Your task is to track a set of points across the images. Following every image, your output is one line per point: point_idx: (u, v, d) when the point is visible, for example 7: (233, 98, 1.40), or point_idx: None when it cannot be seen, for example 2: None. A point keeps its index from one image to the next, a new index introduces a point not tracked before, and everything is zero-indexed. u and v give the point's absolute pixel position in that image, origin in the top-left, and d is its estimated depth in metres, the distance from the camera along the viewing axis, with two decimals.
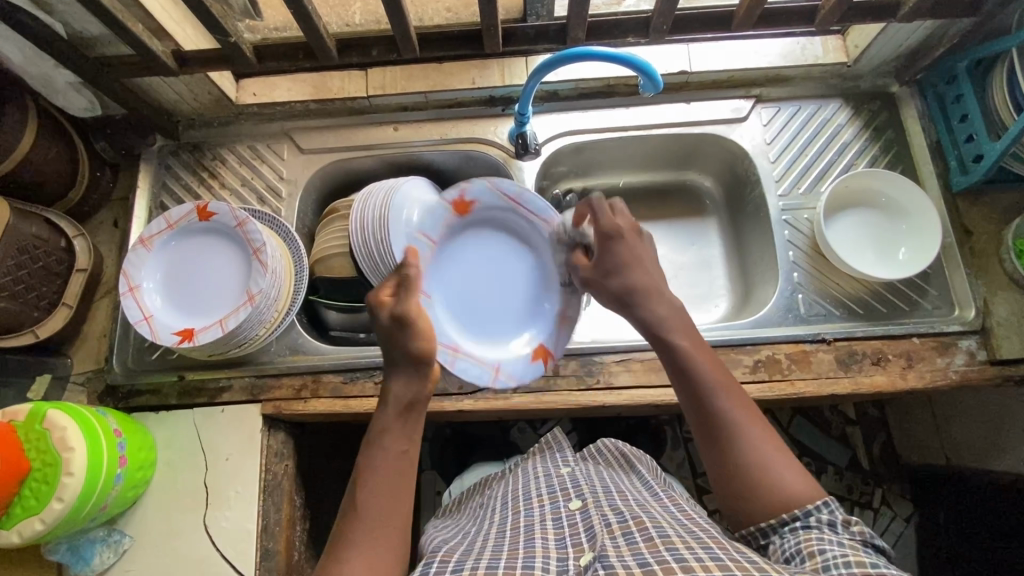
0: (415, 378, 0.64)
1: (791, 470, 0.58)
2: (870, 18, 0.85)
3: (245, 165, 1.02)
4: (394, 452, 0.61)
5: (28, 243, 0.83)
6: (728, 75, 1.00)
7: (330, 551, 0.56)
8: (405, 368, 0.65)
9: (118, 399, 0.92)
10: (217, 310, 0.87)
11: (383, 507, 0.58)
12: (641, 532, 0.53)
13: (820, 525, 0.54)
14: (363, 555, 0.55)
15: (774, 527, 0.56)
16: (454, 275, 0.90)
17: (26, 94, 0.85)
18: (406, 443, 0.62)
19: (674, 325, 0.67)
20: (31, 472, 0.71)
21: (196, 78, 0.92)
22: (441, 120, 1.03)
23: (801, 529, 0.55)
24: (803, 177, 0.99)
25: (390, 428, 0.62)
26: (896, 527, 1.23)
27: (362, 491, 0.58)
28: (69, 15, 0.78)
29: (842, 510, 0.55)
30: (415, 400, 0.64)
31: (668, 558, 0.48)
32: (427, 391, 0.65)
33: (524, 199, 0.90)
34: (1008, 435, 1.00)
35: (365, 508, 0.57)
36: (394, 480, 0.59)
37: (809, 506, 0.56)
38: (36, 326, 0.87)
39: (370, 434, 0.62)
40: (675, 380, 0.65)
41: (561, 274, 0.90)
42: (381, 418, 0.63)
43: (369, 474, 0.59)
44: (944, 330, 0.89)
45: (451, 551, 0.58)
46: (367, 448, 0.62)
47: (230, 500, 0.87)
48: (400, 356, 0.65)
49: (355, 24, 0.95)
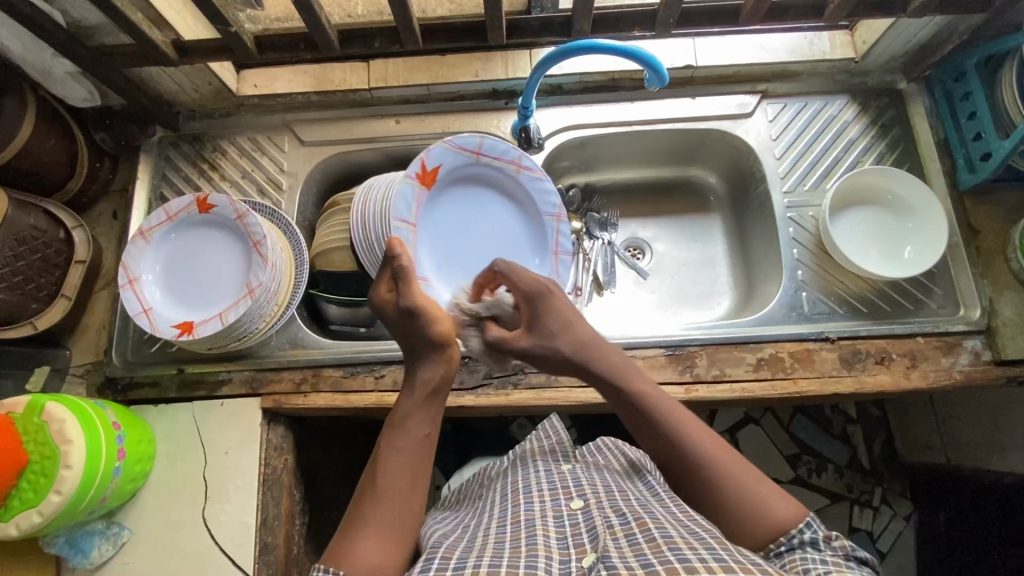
0: (439, 361, 0.64)
1: (777, 496, 0.57)
2: (880, 13, 0.84)
3: (245, 157, 1.01)
4: (418, 435, 0.60)
5: (27, 234, 0.82)
6: (734, 69, 0.99)
7: (343, 529, 0.55)
8: (429, 350, 0.64)
9: (117, 392, 0.91)
10: (217, 303, 0.86)
11: (399, 493, 0.56)
12: (644, 532, 0.53)
13: (802, 545, 0.53)
14: (376, 537, 0.54)
15: (768, 558, 0.54)
16: (435, 241, 0.90)
17: (25, 84, 0.84)
18: (429, 427, 0.61)
19: (631, 374, 0.64)
20: (30, 464, 0.71)
21: (197, 69, 0.92)
22: (443, 113, 1.02)
23: (787, 553, 0.53)
24: (809, 173, 0.98)
25: (413, 412, 0.61)
26: (896, 526, 1.23)
27: (382, 471, 0.57)
28: (68, 4, 0.77)
29: (824, 527, 0.55)
30: (440, 385, 0.64)
31: (671, 558, 0.48)
32: (450, 375, 0.65)
33: (486, 148, 0.89)
34: (1007, 436, 1.00)
35: (382, 491, 0.56)
36: (413, 465, 0.58)
37: (792, 530, 0.54)
38: (34, 317, 0.87)
39: (393, 416, 0.61)
40: (644, 438, 0.61)
41: (551, 210, 0.93)
42: (406, 399, 0.62)
43: (389, 456, 0.58)
44: (949, 329, 0.89)
45: (451, 546, 0.57)
46: (389, 429, 0.61)
47: (229, 493, 0.87)
48: (422, 340, 0.65)
49: (357, 15, 0.94)
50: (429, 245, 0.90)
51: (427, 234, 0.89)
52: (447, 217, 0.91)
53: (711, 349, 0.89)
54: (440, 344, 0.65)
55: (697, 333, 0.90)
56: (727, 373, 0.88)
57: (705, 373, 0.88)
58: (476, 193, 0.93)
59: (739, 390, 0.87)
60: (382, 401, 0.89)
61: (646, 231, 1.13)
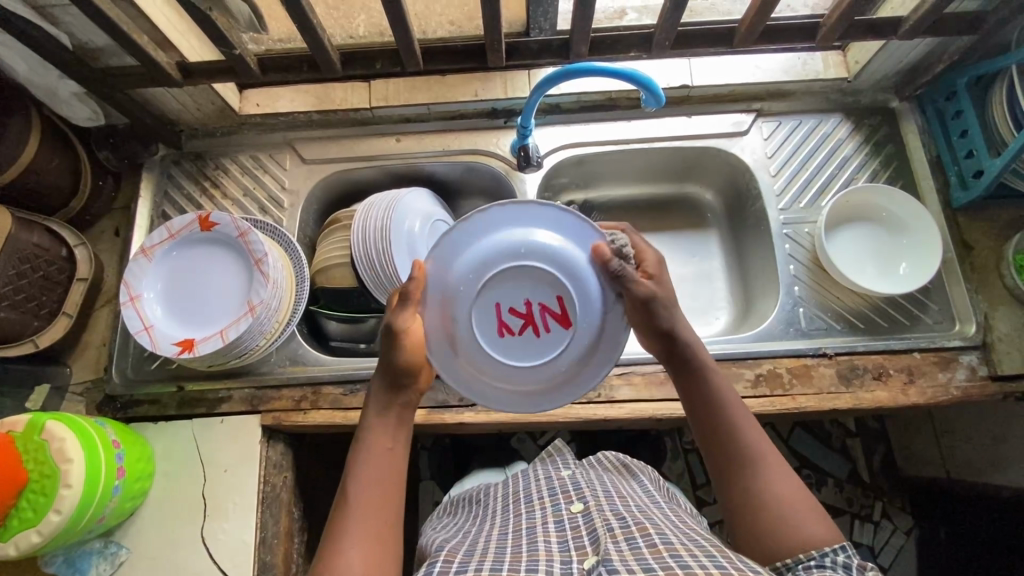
0: (394, 380, 0.64)
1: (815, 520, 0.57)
2: (870, 36, 0.86)
3: (248, 175, 1.02)
4: (382, 448, 0.61)
5: (29, 253, 0.82)
6: (729, 89, 1.01)
7: (327, 537, 0.56)
8: (385, 375, 0.64)
9: (117, 409, 0.91)
10: (217, 322, 0.87)
11: (371, 506, 0.58)
12: (644, 537, 0.53)
13: (835, 566, 0.52)
14: (359, 542, 0.55)
15: (789, 565, 0.54)
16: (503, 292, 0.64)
17: (30, 103, 0.85)
18: (391, 441, 0.63)
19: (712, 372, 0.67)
20: (28, 484, 0.70)
21: (200, 89, 0.93)
22: (444, 131, 1.03)
23: (815, 568, 0.52)
24: (804, 191, 1.00)
25: (373, 427, 0.63)
26: (897, 540, 1.23)
27: (351, 487, 0.59)
28: (74, 26, 0.79)
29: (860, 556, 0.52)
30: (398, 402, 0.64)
31: (673, 564, 0.47)
32: (408, 389, 0.65)
33: None
34: (1007, 449, 1.00)
35: (356, 494, 0.58)
36: (381, 474, 0.60)
37: (825, 548, 0.53)
38: (36, 335, 0.87)
39: (356, 434, 0.63)
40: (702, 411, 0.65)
41: None
42: (367, 414, 0.64)
43: (359, 469, 0.60)
44: (945, 344, 0.90)
45: (454, 551, 0.57)
46: (355, 446, 0.62)
47: (228, 511, 0.86)
48: (385, 363, 0.64)
49: (359, 36, 0.96)
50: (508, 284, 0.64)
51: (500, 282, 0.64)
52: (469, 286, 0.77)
53: None
54: (406, 369, 0.64)
55: None
56: None
57: None
58: None
59: None
60: None
61: None
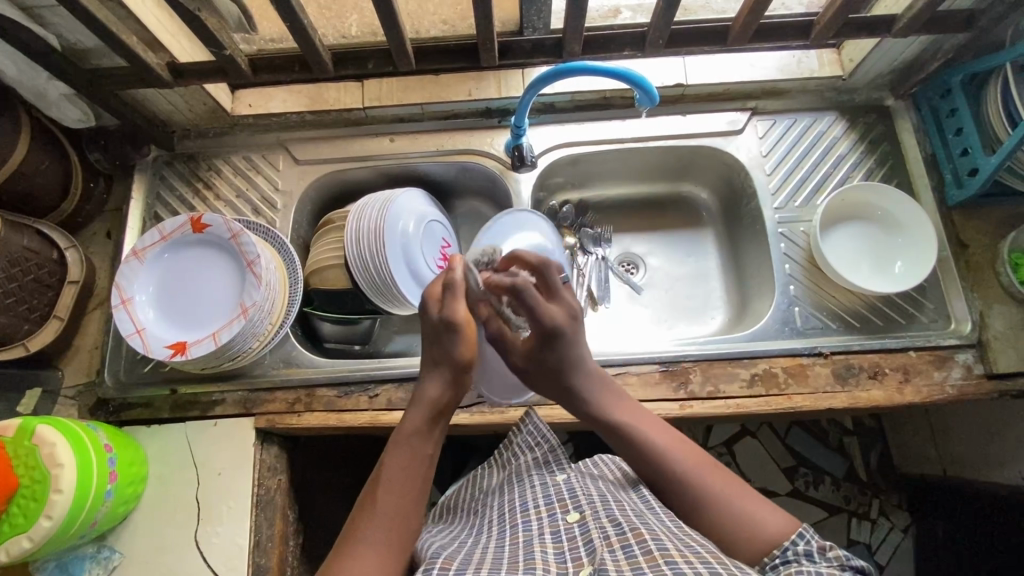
0: (453, 385, 0.66)
1: (765, 508, 0.59)
2: (864, 34, 0.85)
3: (241, 176, 1.01)
4: (421, 454, 0.61)
5: (19, 256, 0.82)
6: (723, 87, 1.01)
7: (349, 534, 0.56)
8: (443, 371, 0.65)
9: (110, 413, 0.91)
10: (208, 324, 0.86)
11: (399, 510, 0.57)
12: (640, 544, 0.52)
13: (797, 557, 0.54)
14: (381, 547, 0.55)
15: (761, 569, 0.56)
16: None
17: (19, 105, 0.84)
18: (431, 447, 0.62)
19: (608, 402, 0.69)
20: (19, 489, 0.70)
21: (192, 90, 0.92)
22: (438, 131, 1.03)
23: (781, 566, 0.54)
24: (800, 189, 0.99)
25: (417, 428, 0.63)
26: (895, 538, 1.23)
27: (381, 486, 0.59)
28: (62, 27, 0.78)
29: (818, 538, 0.55)
30: (445, 407, 0.64)
31: (667, 572, 0.47)
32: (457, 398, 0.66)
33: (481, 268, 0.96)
34: (1003, 447, 1.00)
35: (387, 500, 0.58)
36: (415, 479, 0.60)
37: (786, 541, 0.55)
38: (26, 339, 0.87)
39: (398, 431, 0.63)
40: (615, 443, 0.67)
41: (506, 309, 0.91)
42: (410, 417, 0.63)
43: (392, 470, 0.60)
44: (941, 343, 0.89)
45: (451, 558, 0.57)
46: (394, 443, 0.62)
47: (222, 516, 0.86)
48: (442, 358, 0.66)
49: (351, 36, 0.95)
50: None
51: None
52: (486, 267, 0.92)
53: (704, 365, 0.90)
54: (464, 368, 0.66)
55: (691, 349, 0.91)
56: (722, 390, 0.88)
57: (699, 390, 0.88)
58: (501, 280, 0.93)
59: (733, 406, 0.87)
60: (376, 420, 0.88)
61: (639, 246, 1.13)
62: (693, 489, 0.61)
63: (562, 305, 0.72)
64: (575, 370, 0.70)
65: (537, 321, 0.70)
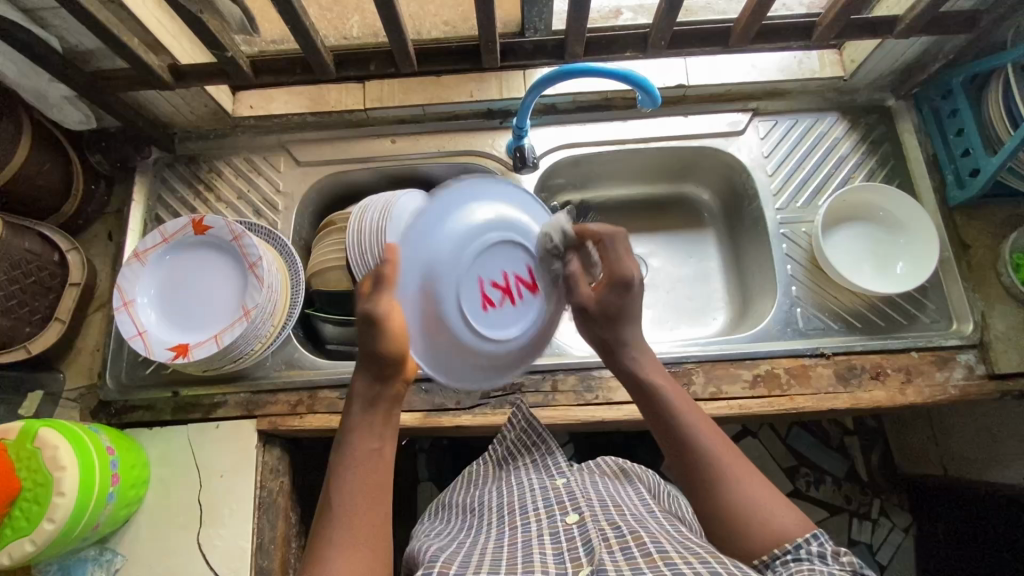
0: (380, 376, 0.63)
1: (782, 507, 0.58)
2: (866, 35, 0.85)
3: (242, 178, 1.01)
4: (364, 448, 0.61)
5: (20, 258, 0.81)
6: (725, 89, 1.01)
7: (312, 546, 0.56)
8: (367, 367, 0.62)
9: (111, 415, 0.91)
10: (210, 326, 0.86)
11: (355, 509, 0.57)
12: (638, 546, 0.52)
13: (811, 556, 0.53)
14: (343, 550, 0.54)
15: (769, 561, 0.55)
16: (488, 259, 0.63)
17: (19, 107, 0.84)
18: (376, 441, 0.62)
19: (651, 369, 0.70)
20: (20, 493, 0.70)
21: (193, 92, 0.92)
22: (440, 132, 1.03)
23: (792, 562, 0.53)
24: (801, 190, 0.99)
25: (358, 427, 0.62)
26: (895, 538, 1.22)
27: (333, 492, 0.58)
28: (63, 29, 0.78)
29: (831, 541, 0.54)
30: (380, 397, 0.63)
31: (667, 573, 0.47)
32: (388, 388, 0.63)
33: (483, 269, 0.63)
34: (1004, 446, 1.00)
35: (340, 505, 0.57)
36: (365, 475, 0.59)
37: (799, 539, 0.54)
38: (28, 341, 0.86)
39: (339, 435, 0.62)
40: (649, 410, 0.68)
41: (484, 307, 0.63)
42: (349, 417, 0.63)
43: (341, 472, 0.59)
44: (943, 344, 0.89)
45: (449, 560, 0.57)
46: (338, 447, 0.62)
47: (224, 518, 0.86)
48: (365, 356, 0.62)
49: (352, 37, 0.95)
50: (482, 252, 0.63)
51: (435, 251, 0.61)
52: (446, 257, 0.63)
53: (707, 365, 0.90)
54: (389, 362, 0.62)
55: (693, 349, 0.91)
56: (725, 391, 0.88)
57: (702, 390, 0.88)
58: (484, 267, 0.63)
59: (737, 407, 0.87)
60: None
61: (641, 247, 1.13)
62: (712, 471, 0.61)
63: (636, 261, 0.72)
64: (625, 324, 0.71)
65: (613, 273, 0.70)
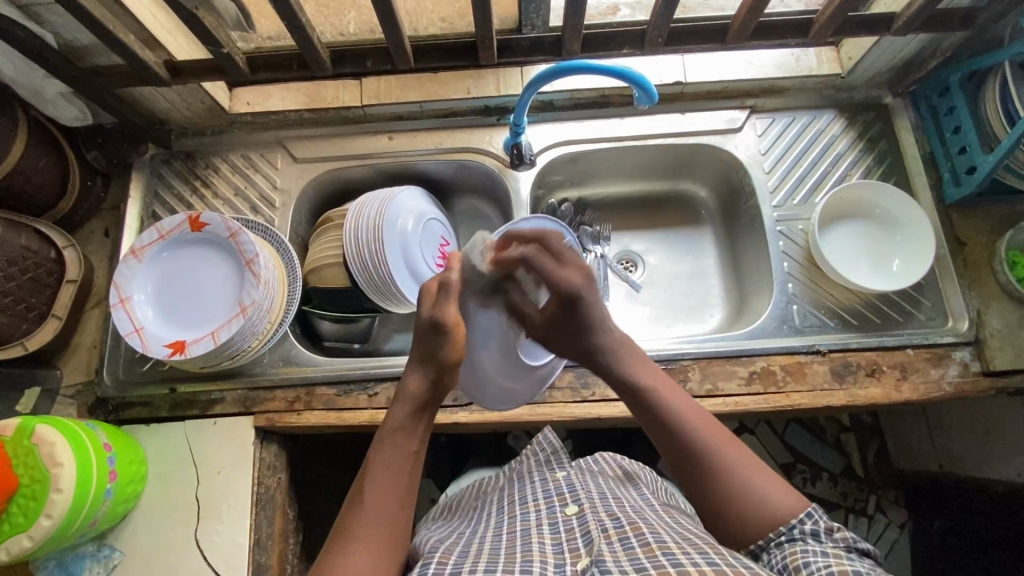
0: (434, 381, 0.66)
1: (778, 489, 0.59)
2: (863, 31, 0.85)
3: (238, 174, 1.01)
4: (405, 450, 0.62)
5: (17, 255, 0.81)
6: (722, 86, 1.01)
7: (336, 536, 0.56)
8: (427, 367, 0.66)
9: (109, 412, 0.91)
10: (208, 322, 0.86)
11: (385, 507, 0.58)
12: (638, 537, 0.53)
13: (804, 536, 0.55)
14: (368, 544, 0.55)
15: (764, 545, 0.56)
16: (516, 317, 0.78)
17: (15, 103, 0.83)
18: (416, 445, 0.63)
19: (635, 366, 0.71)
20: (19, 488, 0.70)
21: (190, 88, 0.92)
22: (437, 129, 1.02)
23: (787, 543, 0.55)
24: (798, 188, 1.00)
25: (402, 426, 0.64)
26: (891, 534, 1.23)
27: (366, 487, 0.59)
28: (58, 25, 0.78)
29: (826, 518, 0.56)
30: (429, 402, 0.66)
31: (664, 563, 0.47)
32: (438, 395, 0.66)
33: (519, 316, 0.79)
34: (999, 443, 1.01)
35: (371, 499, 0.58)
36: (401, 475, 0.60)
37: (792, 519, 0.56)
38: (24, 337, 0.86)
39: (381, 431, 0.63)
40: (635, 409, 0.69)
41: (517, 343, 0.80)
42: (394, 414, 0.64)
43: (378, 468, 0.60)
44: (938, 341, 0.90)
45: (448, 551, 0.57)
46: (378, 443, 0.63)
47: (221, 514, 0.86)
48: (428, 355, 0.66)
49: (349, 33, 0.95)
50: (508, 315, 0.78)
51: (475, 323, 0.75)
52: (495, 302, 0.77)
53: (703, 363, 0.90)
54: (449, 369, 0.66)
55: (690, 346, 0.91)
56: (721, 387, 0.88)
57: (698, 387, 0.88)
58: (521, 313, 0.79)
59: (732, 404, 0.87)
60: (375, 419, 0.88)
61: (638, 244, 1.13)
62: (703, 457, 0.61)
63: (575, 268, 0.74)
64: (595, 329, 0.74)
65: (557, 289, 0.73)
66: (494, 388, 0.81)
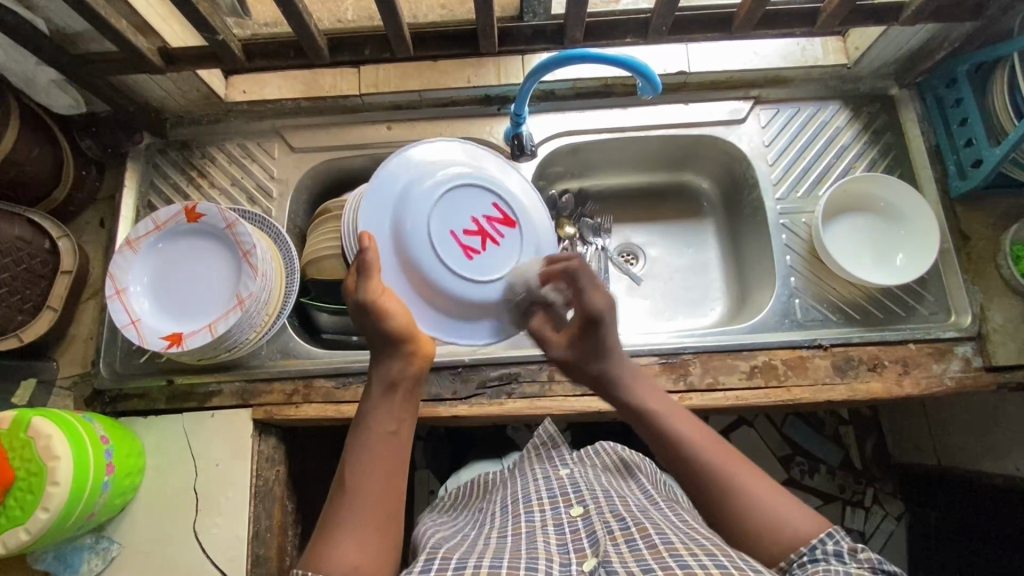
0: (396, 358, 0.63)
1: (794, 507, 0.58)
2: (872, 21, 0.84)
3: (235, 164, 1.00)
4: (382, 431, 0.60)
5: (10, 246, 0.81)
6: (726, 75, 0.99)
7: (324, 526, 0.56)
8: (388, 349, 0.64)
9: (106, 404, 0.90)
10: (205, 313, 0.85)
11: (369, 493, 0.57)
12: (644, 538, 0.53)
13: (827, 556, 0.54)
14: (356, 533, 0.54)
15: (787, 566, 0.55)
16: (447, 209, 0.70)
17: (7, 91, 0.82)
18: (395, 424, 0.61)
19: (644, 393, 0.69)
20: (15, 482, 0.69)
21: (184, 76, 0.90)
22: (435, 119, 1.01)
23: (810, 564, 0.54)
24: (802, 180, 0.98)
25: (377, 409, 0.62)
26: (887, 526, 1.25)
27: (348, 474, 0.58)
28: (50, 11, 0.76)
29: (848, 539, 0.55)
30: (402, 380, 0.63)
31: (672, 565, 0.47)
32: (411, 372, 0.64)
33: (445, 212, 0.70)
34: (997, 437, 1.01)
35: (355, 487, 0.57)
36: (383, 459, 0.59)
37: (814, 540, 0.55)
38: (19, 330, 0.85)
39: (358, 415, 0.62)
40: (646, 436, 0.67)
41: (460, 250, 0.70)
42: (369, 398, 0.63)
43: (357, 453, 0.59)
44: (941, 336, 0.89)
45: (452, 550, 0.56)
46: (355, 428, 0.61)
47: (220, 506, 0.86)
48: (379, 338, 0.64)
49: (347, 20, 0.94)
50: (443, 205, 0.70)
51: (399, 224, 0.69)
52: (411, 202, 0.70)
53: (703, 357, 0.89)
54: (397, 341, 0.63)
55: (691, 340, 0.90)
56: (722, 382, 0.88)
57: (699, 381, 0.88)
58: (449, 210, 0.71)
59: (732, 398, 0.87)
60: None
61: (639, 236, 1.12)
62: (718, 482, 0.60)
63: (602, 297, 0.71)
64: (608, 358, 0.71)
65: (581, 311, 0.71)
66: (461, 310, 0.71)
